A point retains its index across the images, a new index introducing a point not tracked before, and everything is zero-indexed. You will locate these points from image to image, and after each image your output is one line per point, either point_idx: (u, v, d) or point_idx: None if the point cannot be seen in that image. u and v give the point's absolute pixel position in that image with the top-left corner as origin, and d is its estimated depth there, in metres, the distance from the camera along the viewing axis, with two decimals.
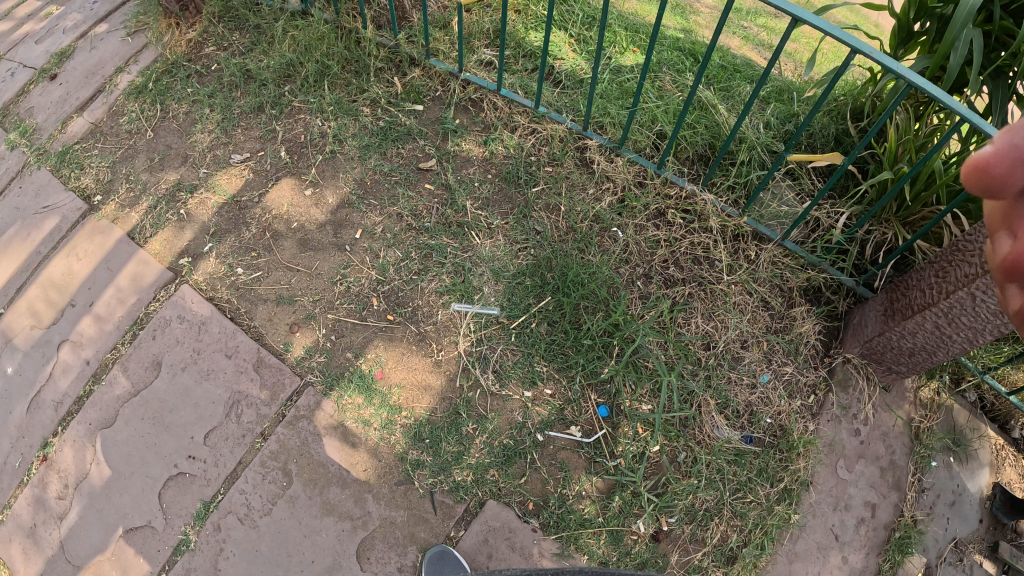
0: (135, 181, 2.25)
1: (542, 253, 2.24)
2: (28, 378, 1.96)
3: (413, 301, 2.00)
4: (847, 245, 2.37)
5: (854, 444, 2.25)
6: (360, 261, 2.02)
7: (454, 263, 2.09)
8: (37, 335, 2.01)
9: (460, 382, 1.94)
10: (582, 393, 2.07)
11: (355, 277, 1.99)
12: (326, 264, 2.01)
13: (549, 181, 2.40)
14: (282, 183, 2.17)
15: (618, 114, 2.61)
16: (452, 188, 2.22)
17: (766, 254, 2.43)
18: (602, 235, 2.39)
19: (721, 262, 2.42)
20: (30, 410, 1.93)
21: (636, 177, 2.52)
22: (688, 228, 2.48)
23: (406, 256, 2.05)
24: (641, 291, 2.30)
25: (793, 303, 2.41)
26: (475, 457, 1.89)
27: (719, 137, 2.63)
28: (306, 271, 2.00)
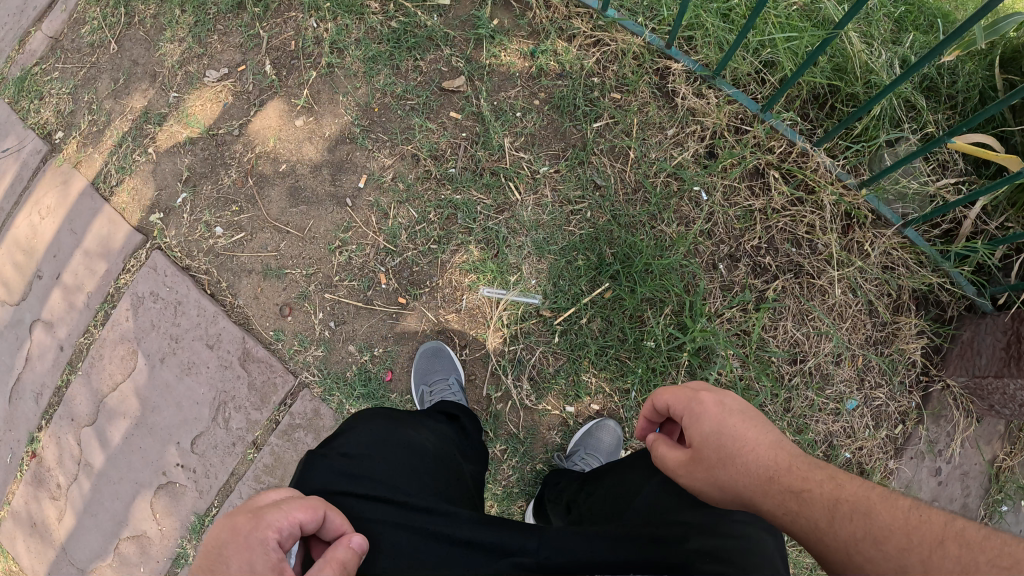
0: (99, 113, 1.80)
1: (600, 218, 1.59)
2: (6, 364, 1.74)
3: (429, 281, 1.45)
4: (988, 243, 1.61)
5: (933, 486, 1.73)
6: (364, 223, 1.45)
7: (484, 229, 1.48)
8: (9, 313, 1.74)
9: (488, 390, 1.51)
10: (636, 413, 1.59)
11: (359, 244, 1.45)
12: (321, 225, 1.47)
13: (615, 116, 1.69)
14: (269, 109, 1.60)
15: (716, 26, 1.77)
16: (486, 119, 1.56)
17: (883, 246, 1.72)
18: (678, 198, 1.74)
19: (826, 248, 1.76)
20: (12, 401, 1.73)
21: (731, 122, 1.78)
22: (794, 197, 1.78)
23: (423, 217, 1.46)
24: (725, 281, 1.79)
25: (899, 307, 1.74)
26: (502, 486, 1.56)
27: (852, 76, 1.76)
28: (298, 233, 1.47)
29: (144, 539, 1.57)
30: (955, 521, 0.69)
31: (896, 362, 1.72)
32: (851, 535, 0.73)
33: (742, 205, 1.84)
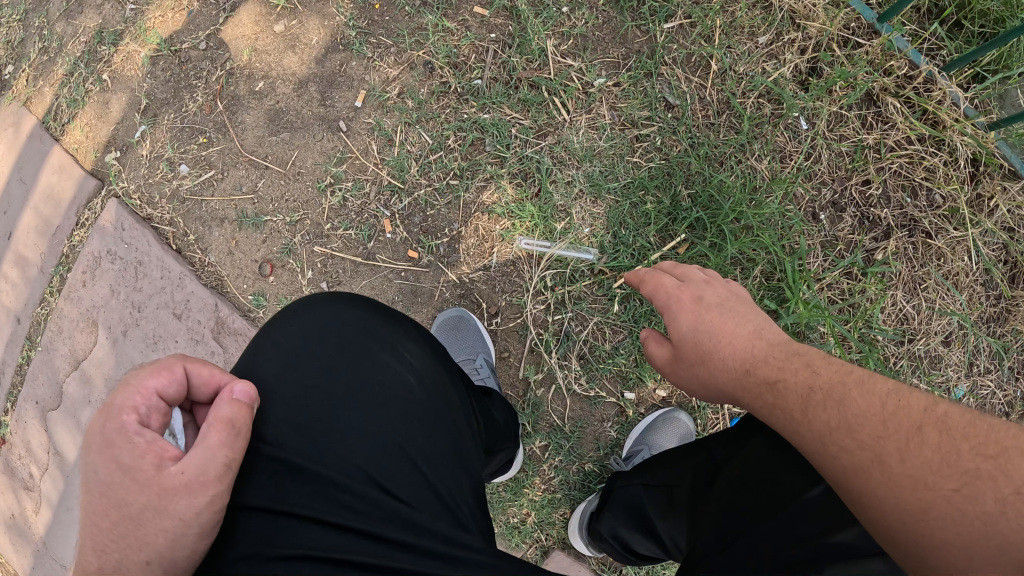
0: (49, 38, 1.49)
1: (674, 148, 1.20)
2: None
3: (448, 229, 1.08)
4: None
5: None
6: (363, 152, 1.08)
7: (520, 159, 1.09)
8: None
9: (525, 371, 1.15)
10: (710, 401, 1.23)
11: (355, 179, 1.08)
12: (308, 155, 1.10)
13: (693, 14, 1.26)
14: (243, 13, 1.24)
15: None
16: (523, 13, 1.15)
17: (1008, 204, 1.36)
18: (772, 128, 1.36)
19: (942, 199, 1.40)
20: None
21: (837, 36, 1.39)
22: (919, 133, 1.39)
23: (439, 143, 1.08)
24: (829, 237, 1.42)
25: (1015, 277, 1.39)
26: (540, 491, 1.22)
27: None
28: (279, 167, 1.12)
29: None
30: (935, 405, 0.65)
31: (1008, 343, 1.37)
32: (829, 424, 0.67)
33: (851, 140, 1.42)
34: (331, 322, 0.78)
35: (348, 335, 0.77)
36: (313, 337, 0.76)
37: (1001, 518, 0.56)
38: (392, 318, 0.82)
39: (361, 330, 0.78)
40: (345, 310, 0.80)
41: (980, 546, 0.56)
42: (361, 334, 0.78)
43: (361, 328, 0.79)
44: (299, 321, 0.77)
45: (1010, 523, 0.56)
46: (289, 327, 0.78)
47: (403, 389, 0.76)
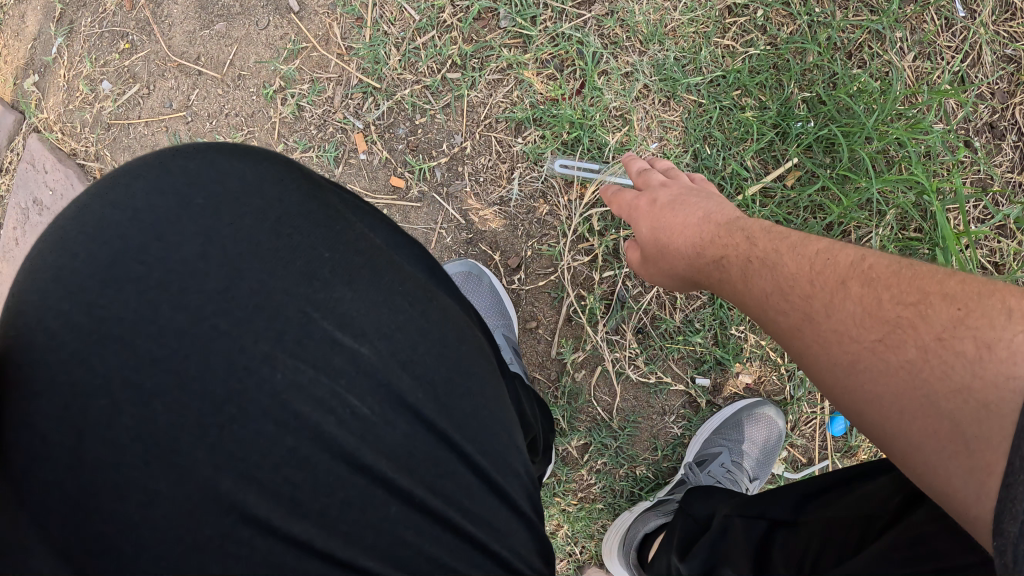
0: None
1: (780, 29, 0.82)
2: None
3: (446, 145, 0.74)
4: None
5: None
6: (323, 38, 0.75)
7: (552, 39, 0.73)
8: None
9: (559, 349, 0.82)
10: (817, 390, 0.87)
11: (314, 77, 0.75)
12: (251, 49, 0.78)
13: None
14: None
15: None
16: None
17: None
18: (919, 11, 0.95)
19: None
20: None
21: None
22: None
23: (432, 18, 0.72)
24: (983, 175, 0.96)
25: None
26: (574, 506, 0.87)
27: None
28: (215, 69, 0.81)
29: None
30: (863, 260, 0.53)
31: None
32: (764, 289, 0.56)
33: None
34: (173, 218, 0.39)
35: (215, 267, 0.38)
36: (126, 265, 0.37)
37: (926, 368, 0.44)
38: (305, 214, 0.42)
39: (231, 253, 0.39)
40: (208, 198, 0.40)
41: (902, 397, 0.45)
42: (244, 257, 0.39)
43: (241, 238, 0.39)
44: (101, 224, 0.39)
45: (942, 374, 0.43)
46: (85, 225, 0.39)
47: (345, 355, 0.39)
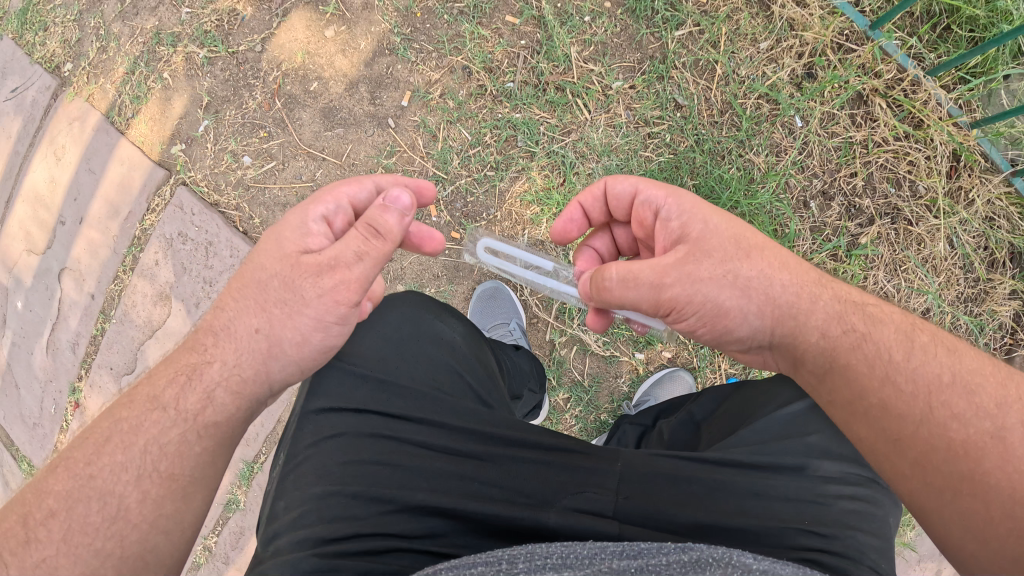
0: (107, 38, 1.62)
1: (681, 145, 1.37)
2: (39, 315, 1.77)
3: (485, 214, 1.32)
4: (996, 198, 1.79)
5: None
6: (410, 146, 1.29)
7: (547, 153, 1.30)
8: (36, 263, 1.73)
9: (551, 334, 1.38)
10: (713, 363, 1.43)
11: (403, 169, 1.29)
12: (360, 148, 1.30)
13: (701, 22, 1.39)
14: (295, 20, 1.39)
15: None
16: (550, 24, 1.31)
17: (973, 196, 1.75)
18: (770, 125, 1.45)
19: (881, 192, 1.73)
20: (49, 354, 1.79)
21: (835, 38, 1.57)
22: (900, 134, 1.73)
23: (477, 139, 1.29)
24: (816, 223, 1.54)
25: (994, 263, 1.82)
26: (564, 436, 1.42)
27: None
28: (335, 158, 1.31)
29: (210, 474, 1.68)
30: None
31: (985, 322, 1.78)
32: (936, 402, 0.76)
33: (840, 138, 1.55)
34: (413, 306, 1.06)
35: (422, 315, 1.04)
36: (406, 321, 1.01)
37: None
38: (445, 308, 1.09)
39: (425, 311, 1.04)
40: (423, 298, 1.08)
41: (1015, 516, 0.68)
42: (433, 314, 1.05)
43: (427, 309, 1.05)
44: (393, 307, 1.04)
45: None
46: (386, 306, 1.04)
47: (451, 354, 0.99)
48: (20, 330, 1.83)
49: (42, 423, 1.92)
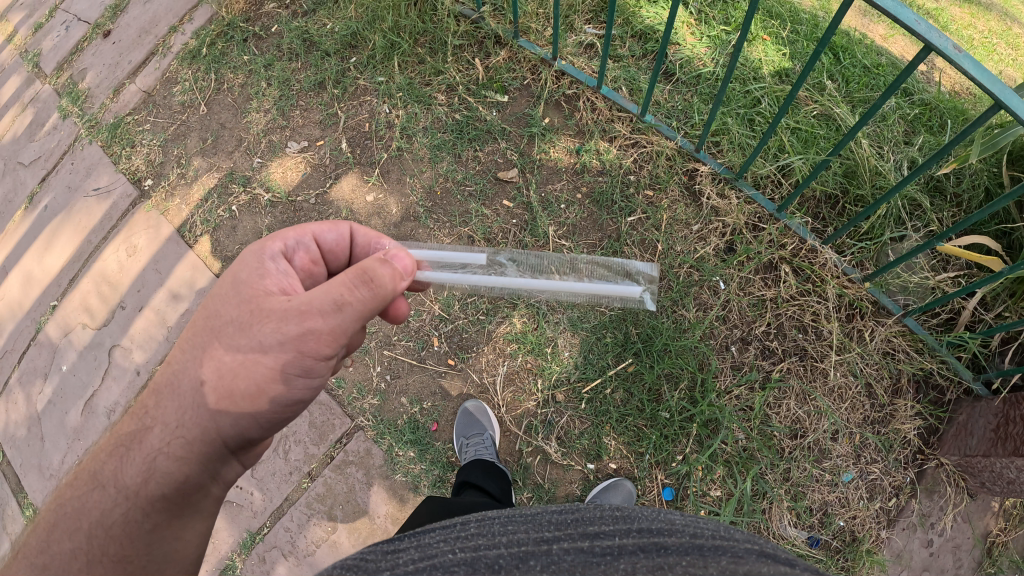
0: (186, 167, 2.06)
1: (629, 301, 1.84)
2: (84, 378, 2.14)
3: (473, 349, 1.81)
4: (897, 337, 2.01)
5: (922, 555, 1.90)
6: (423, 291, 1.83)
7: (527, 305, 1.81)
8: (91, 335, 2.15)
9: (520, 443, 1.82)
10: (649, 473, 1.83)
11: (418, 310, 1.83)
12: None
13: (647, 212, 1.86)
14: (343, 182, 1.84)
15: (739, 133, 1.96)
16: (535, 209, 1.78)
17: (881, 334, 2.01)
18: (698, 287, 1.90)
19: (831, 334, 1.98)
20: (84, 413, 2.12)
21: (748, 219, 1.96)
22: (800, 289, 1.99)
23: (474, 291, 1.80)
24: (734, 362, 1.92)
25: (898, 390, 1.99)
26: None
27: (861, 179, 2.05)
28: None
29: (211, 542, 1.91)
30: None
31: (891, 441, 1.94)
32: None
33: (756, 295, 1.95)
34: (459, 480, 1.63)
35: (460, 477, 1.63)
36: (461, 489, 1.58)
37: None
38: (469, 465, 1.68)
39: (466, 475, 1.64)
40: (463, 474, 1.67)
41: None
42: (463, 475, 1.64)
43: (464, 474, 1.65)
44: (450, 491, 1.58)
45: None
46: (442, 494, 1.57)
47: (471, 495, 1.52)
48: (59, 391, 2.18)
49: (59, 475, 2.14)
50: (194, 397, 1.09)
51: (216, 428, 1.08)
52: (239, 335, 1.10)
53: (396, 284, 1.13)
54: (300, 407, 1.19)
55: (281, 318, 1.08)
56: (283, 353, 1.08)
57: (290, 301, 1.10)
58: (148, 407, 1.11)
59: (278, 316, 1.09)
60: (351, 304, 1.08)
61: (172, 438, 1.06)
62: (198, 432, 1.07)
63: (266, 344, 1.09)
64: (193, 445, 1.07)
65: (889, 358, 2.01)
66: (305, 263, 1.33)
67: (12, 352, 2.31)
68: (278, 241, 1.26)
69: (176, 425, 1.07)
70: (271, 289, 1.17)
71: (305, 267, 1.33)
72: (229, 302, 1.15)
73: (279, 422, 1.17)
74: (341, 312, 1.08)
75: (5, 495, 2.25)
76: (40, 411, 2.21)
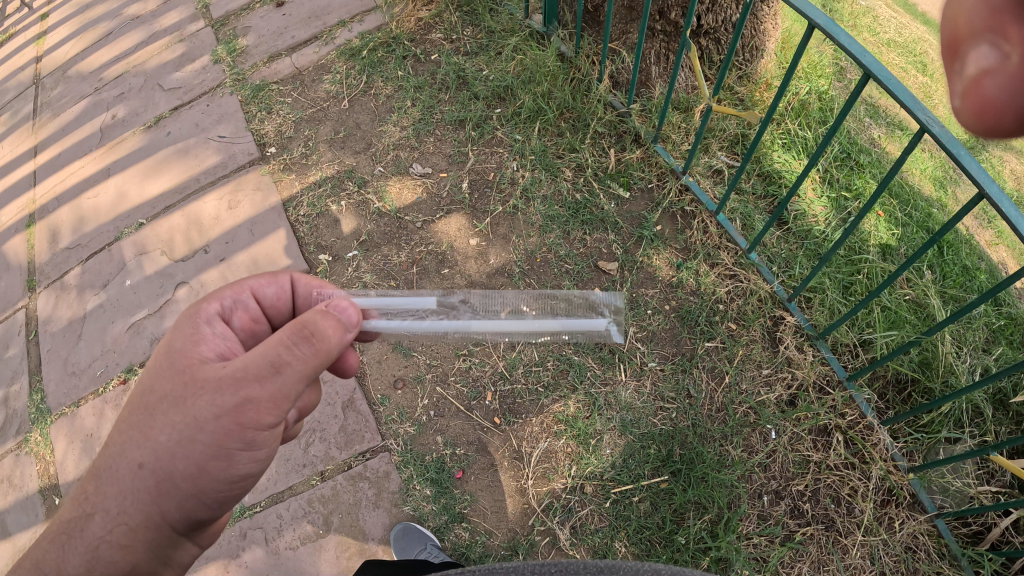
0: (312, 149, 2.17)
1: (681, 421, 1.87)
2: (140, 299, 2.12)
3: (523, 416, 1.80)
4: (925, 537, 1.97)
5: None
6: (493, 344, 1.85)
7: (587, 393, 1.82)
8: (163, 264, 2.13)
9: (533, 519, 1.74)
10: None
11: (481, 359, 1.84)
12: None
13: (726, 342, 1.93)
14: (452, 219, 1.96)
15: (832, 295, 2.02)
16: (623, 306, 1.89)
17: (909, 528, 1.97)
18: (750, 429, 1.91)
19: (863, 514, 1.94)
20: (129, 331, 2.12)
21: (817, 380, 1.98)
22: (846, 460, 1.98)
23: (541, 361, 1.83)
24: (763, 511, 1.88)
25: None
26: None
27: (934, 372, 2.05)
28: None
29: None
30: None
31: None
32: None
33: (802, 452, 1.94)
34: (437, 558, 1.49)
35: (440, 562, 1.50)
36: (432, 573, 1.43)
37: None
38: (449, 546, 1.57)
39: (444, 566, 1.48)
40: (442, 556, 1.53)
41: None
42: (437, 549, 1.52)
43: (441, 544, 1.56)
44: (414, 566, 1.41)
45: None
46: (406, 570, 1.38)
47: None
48: (113, 300, 2.16)
49: (81, 376, 2.17)
50: (133, 481, 1.08)
51: (161, 512, 1.09)
52: (173, 412, 1.08)
53: (340, 336, 1.13)
54: (248, 481, 1.19)
55: (215, 390, 1.07)
56: (220, 428, 1.07)
57: (225, 368, 1.08)
58: (89, 492, 1.09)
59: (211, 388, 1.08)
60: (290, 364, 1.07)
61: (114, 526, 1.06)
62: (143, 518, 1.08)
63: (200, 420, 1.07)
64: (137, 531, 1.07)
65: (911, 554, 1.96)
66: (244, 320, 1.35)
67: (83, 247, 2.28)
68: (213, 302, 1.29)
69: (119, 511, 1.07)
70: (207, 356, 1.18)
71: (246, 326, 1.36)
72: (160, 377, 1.12)
73: (227, 498, 1.19)
74: (280, 375, 1.07)
75: (22, 371, 2.27)
76: (87, 311, 2.20)
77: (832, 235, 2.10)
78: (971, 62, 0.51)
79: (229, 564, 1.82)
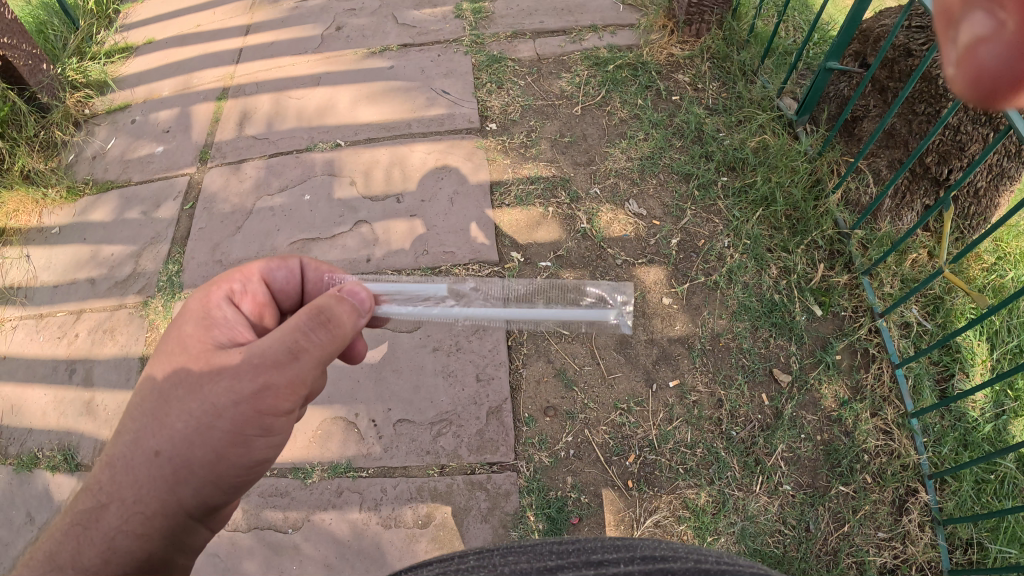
0: (532, 143, 2.11)
1: (792, 550, 1.79)
2: (314, 220, 2.04)
3: (656, 491, 1.79)
4: None
5: None
6: (651, 409, 1.86)
7: (719, 490, 1.81)
8: (348, 194, 2.07)
9: None
10: None
11: (637, 419, 1.85)
12: (623, 383, 1.88)
13: (856, 492, 1.88)
14: (651, 270, 1.94)
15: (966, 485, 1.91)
16: (782, 421, 1.90)
17: None
18: None
19: None
20: (290, 246, 2.01)
21: (923, 563, 1.82)
22: None
23: (692, 446, 1.84)
24: None
25: None
26: None
27: None
28: (603, 372, 1.89)
29: (313, 436, 1.88)
30: None
31: None
32: None
33: None
34: None
35: None
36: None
37: None
38: None
39: None
40: None
41: None
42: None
43: None
44: None
45: None
46: None
47: None
48: (286, 209, 2.08)
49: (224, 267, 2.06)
50: (148, 469, 0.97)
51: (178, 499, 0.99)
52: (190, 398, 0.99)
53: (354, 321, 1.07)
54: (263, 465, 1.11)
55: (234, 375, 0.98)
56: (241, 413, 0.99)
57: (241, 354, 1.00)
58: (100, 482, 0.97)
59: (230, 373, 0.99)
60: (307, 350, 1.00)
61: (129, 515, 0.94)
62: (159, 505, 0.97)
63: (218, 406, 0.98)
64: (154, 519, 0.96)
65: None
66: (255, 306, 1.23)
67: (269, 142, 2.22)
68: (223, 286, 1.18)
69: (134, 500, 0.95)
70: (221, 341, 1.08)
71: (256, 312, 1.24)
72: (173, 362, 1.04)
73: (244, 483, 1.09)
74: (298, 361, 1.00)
75: (163, 235, 2.20)
76: (255, 208, 2.12)
77: (985, 427, 2.03)
78: (962, 31, 0.45)
79: (318, 515, 1.79)
